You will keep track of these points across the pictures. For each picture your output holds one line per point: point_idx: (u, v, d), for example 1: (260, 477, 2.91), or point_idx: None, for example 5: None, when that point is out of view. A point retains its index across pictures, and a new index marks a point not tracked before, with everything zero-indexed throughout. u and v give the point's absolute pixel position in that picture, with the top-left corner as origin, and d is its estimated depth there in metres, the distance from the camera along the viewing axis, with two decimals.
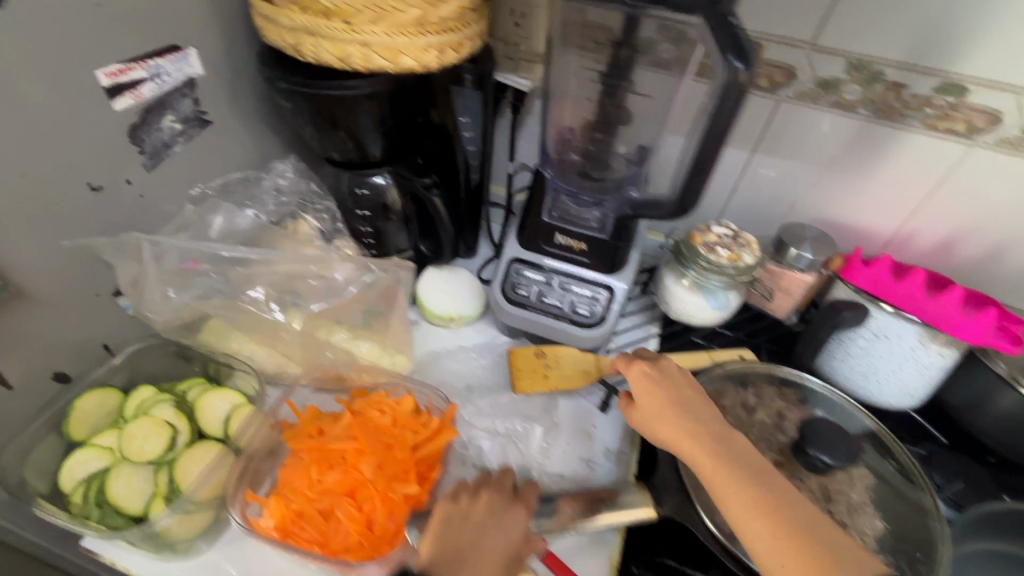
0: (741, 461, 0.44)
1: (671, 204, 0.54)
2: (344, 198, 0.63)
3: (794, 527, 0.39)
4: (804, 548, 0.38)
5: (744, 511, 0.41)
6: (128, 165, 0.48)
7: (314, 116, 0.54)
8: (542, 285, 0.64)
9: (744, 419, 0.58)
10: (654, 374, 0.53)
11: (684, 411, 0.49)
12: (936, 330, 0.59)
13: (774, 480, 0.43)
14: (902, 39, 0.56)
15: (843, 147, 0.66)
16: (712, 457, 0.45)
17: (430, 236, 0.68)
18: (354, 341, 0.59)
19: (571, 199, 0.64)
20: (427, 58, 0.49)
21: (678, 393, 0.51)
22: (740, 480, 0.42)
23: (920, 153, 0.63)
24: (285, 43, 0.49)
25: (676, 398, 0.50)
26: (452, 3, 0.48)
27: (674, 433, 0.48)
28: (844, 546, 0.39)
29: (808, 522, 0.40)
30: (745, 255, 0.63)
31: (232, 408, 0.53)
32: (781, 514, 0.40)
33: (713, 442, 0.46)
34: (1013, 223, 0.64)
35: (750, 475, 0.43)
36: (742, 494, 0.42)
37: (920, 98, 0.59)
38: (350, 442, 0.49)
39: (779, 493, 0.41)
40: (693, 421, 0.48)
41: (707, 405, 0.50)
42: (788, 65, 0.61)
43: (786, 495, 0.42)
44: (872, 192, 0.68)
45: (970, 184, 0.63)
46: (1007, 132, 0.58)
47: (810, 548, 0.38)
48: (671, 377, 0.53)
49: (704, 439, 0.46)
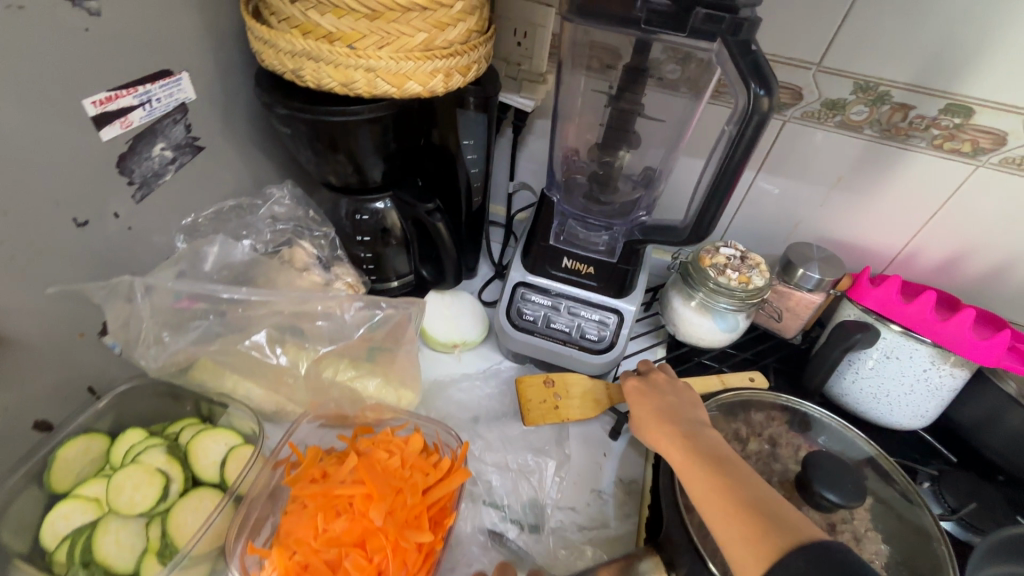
0: (707, 453, 0.46)
1: (685, 231, 0.53)
2: (343, 223, 0.62)
3: (741, 502, 0.40)
4: (750, 522, 0.39)
5: (704, 495, 0.43)
6: (116, 197, 0.45)
7: (313, 141, 0.51)
8: (549, 310, 0.62)
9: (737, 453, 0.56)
10: (643, 385, 0.56)
11: (667, 416, 0.51)
12: (948, 351, 0.59)
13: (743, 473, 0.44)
14: (910, 60, 0.56)
15: (848, 167, 0.65)
16: (684, 453, 0.47)
17: (432, 260, 0.65)
18: (358, 379, 0.54)
19: (579, 223, 0.62)
20: (433, 82, 0.47)
21: (663, 400, 0.53)
22: (702, 469, 0.44)
23: (925, 173, 0.63)
24: (284, 68, 0.46)
25: (660, 405, 0.53)
26: (458, 26, 0.46)
27: (657, 437, 0.50)
28: (798, 524, 0.38)
29: (759, 501, 0.40)
30: (756, 277, 0.62)
31: (229, 450, 0.50)
32: (736, 495, 0.41)
33: (687, 440, 0.48)
34: (1017, 243, 0.64)
35: (712, 463, 0.44)
36: (702, 479, 0.44)
37: (926, 119, 0.59)
38: (359, 487, 0.46)
39: (737, 477, 0.43)
40: (671, 422, 0.51)
41: (692, 409, 0.52)
42: (795, 86, 0.61)
43: (743, 478, 0.43)
44: (876, 211, 0.67)
45: (974, 204, 0.63)
46: (1013, 153, 0.58)
47: (756, 521, 0.39)
48: (659, 388, 0.55)
49: (677, 437, 0.49)
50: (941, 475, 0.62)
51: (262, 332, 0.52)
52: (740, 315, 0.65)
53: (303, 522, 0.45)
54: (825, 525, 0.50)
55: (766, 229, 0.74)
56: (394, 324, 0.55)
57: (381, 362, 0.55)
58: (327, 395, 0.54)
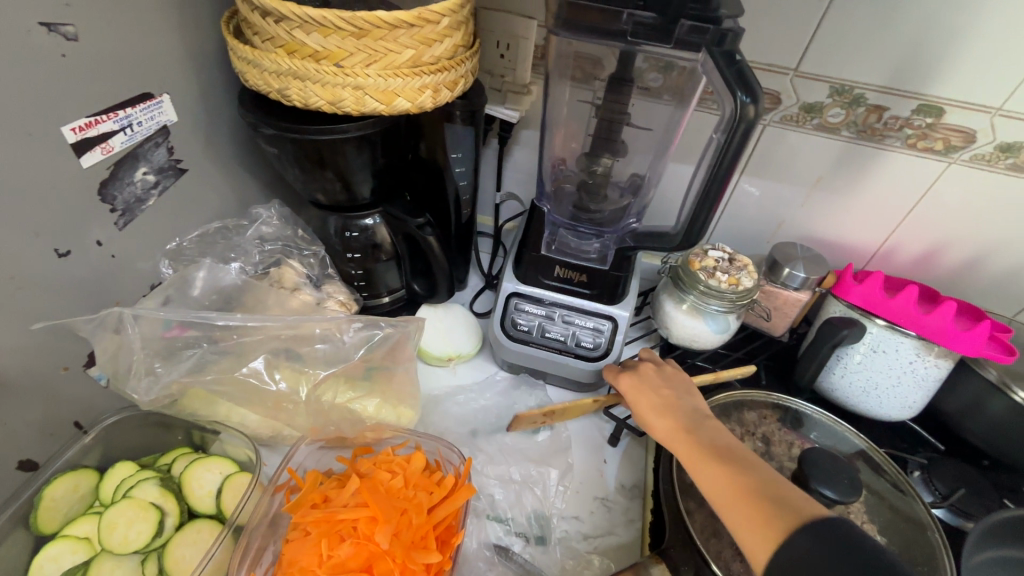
0: (709, 444, 0.46)
1: (676, 237, 0.53)
2: (332, 241, 0.61)
3: (747, 491, 0.41)
4: (758, 505, 0.39)
5: (711, 487, 0.43)
6: (97, 225, 0.44)
7: (299, 159, 0.51)
8: (543, 319, 0.62)
9: None
10: (637, 379, 0.56)
11: (664, 410, 0.52)
12: (932, 343, 0.60)
13: (743, 459, 0.44)
14: (882, 64, 0.58)
15: (827, 168, 0.67)
16: (686, 447, 0.47)
17: (424, 275, 0.65)
18: (356, 400, 0.54)
19: (571, 233, 0.63)
20: (422, 98, 0.47)
21: (659, 393, 0.54)
22: (707, 461, 0.45)
23: (900, 171, 0.65)
24: (270, 87, 0.46)
25: (655, 399, 0.53)
26: (445, 41, 0.46)
27: (658, 433, 0.51)
28: (804, 504, 0.39)
29: (763, 483, 0.41)
30: (744, 279, 0.63)
31: (224, 479, 0.48)
32: (741, 480, 0.42)
33: (687, 433, 0.48)
34: (989, 235, 0.66)
35: (714, 454, 0.45)
36: (707, 471, 0.44)
37: (900, 120, 0.61)
38: (363, 511, 0.45)
39: (741, 466, 0.43)
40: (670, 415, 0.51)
41: (688, 400, 0.53)
42: (774, 91, 0.62)
43: (747, 465, 0.43)
44: (855, 210, 0.69)
45: (947, 200, 0.65)
46: (982, 150, 0.60)
47: (766, 506, 0.39)
48: (651, 380, 0.56)
49: (678, 431, 0.49)
50: (930, 464, 0.64)
51: (260, 358, 0.51)
52: (730, 317, 0.65)
53: (306, 551, 0.44)
54: None
55: (751, 230, 0.76)
56: (392, 344, 0.54)
57: (379, 381, 0.55)
58: (326, 416, 0.53)
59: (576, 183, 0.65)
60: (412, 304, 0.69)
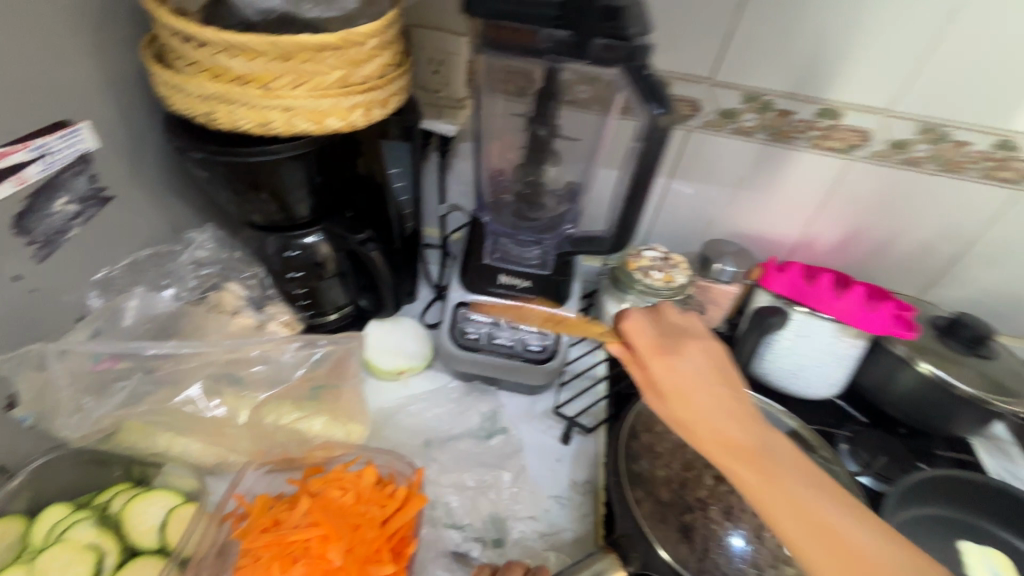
0: (794, 473, 0.38)
1: (610, 240, 0.56)
2: (271, 261, 0.60)
3: (858, 556, 0.35)
4: None
5: (808, 541, 0.36)
6: (13, 259, 0.42)
7: (232, 181, 0.50)
8: (491, 326, 0.63)
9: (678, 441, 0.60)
10: (675, 369, 0.42)
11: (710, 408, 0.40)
12: (846, 325, 0.66)
13: (807, 476, 0.38)
14: (787, 72, 0.63)
15: (747, 169, 0.72)
16: (754, 471, 0.38)
17: (370, 290, 0.65)
18: (305, 419, 0.53)
19: (511, 241, 0.65)
20: (353, 118, 0.48)
21: (713, 392, 0.40)
22: (800, 501, 0.36)
23: (811, 169, 0.70)
24: (195, 111, 0.46)
25: (706, 399, 0.40)
26: (374, 61, 0.47)
27: (712, 448, 0.39)
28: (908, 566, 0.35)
29: (875, 548, 0.35)
30: (678, 275, 0.67)
31: (168, 512, 0.47)
32: (844, 539, 0.35)
33: (750, 449, 0.38)
34: (892, 224, 0.73)
35: (811, 496, 0.37)
36: (803, 519, 0.36)
37: (805, 122, 0.66)
38: (317, 531, 0.45)
39: (840, 514, 0.36)
40: (730, 421, 0.39)
41: (737, 393, 0.41)
42: (693, 99, 0.67)
43: (847, 513, 0.36)
44: (775, 205, 0.75)
45: (853, 193, 0.71)
46: (877, 147, 0.67)
47: None
48: (704, 372, 0.42)
49: (748, 446, 0.38)
50: (854, 436, 0.69)
51: (196, 385, 0.50)
52: None
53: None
54: None
55: (685, 229, 0.80)
56: (336, 359, 0.54)
57: (327, 400, 0.55)
58: (272, 438, 0.53)
59: (515, 194, 0.66)
60: (361, 320, 0.69)
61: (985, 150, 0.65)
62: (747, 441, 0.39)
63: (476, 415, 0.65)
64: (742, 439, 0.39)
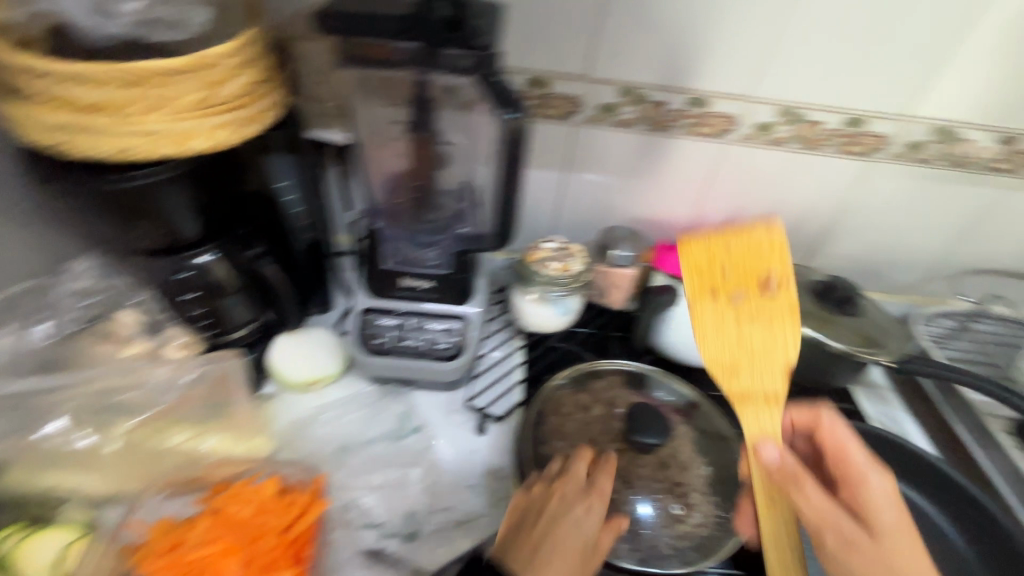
0: (902, 559, 0.48)
1: (495, 236, 0.59)
2: (166, 285, 0.58)
3: None
4: None
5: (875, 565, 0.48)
6: None
7: (110, 211, 0.49)
8: (398, 329, 0.66)
9: (582, 421, 0.64)
10: (877, 500, 0.51)
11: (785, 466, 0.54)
12: None
13: (920, 548, 0.49)
14: (655, 66, 0.67)
15: (635, 158, 0.77)
16: (877, 544, 0.49)
17: (273, 304, 0.64)
18: (196, 440, 0.59)
19: (411, 244, 0.68)
20: (219, 137, 0.48)
21: (828, 500, 0.52)
22: (903, 554, 0.48)
23: (693, 154, 0.76)
24: (47, 141, 0.45)
25: (879, 496, 0.52)
26: (234, 81, 0.48)
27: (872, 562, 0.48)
28: None
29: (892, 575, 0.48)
30: (575, 263, 0.71)
31: (63, 546, 0.51)
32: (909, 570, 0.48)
33: (883, 518, 0.50)
34: (772, 199, 0.80)
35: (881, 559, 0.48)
36: (903, 553, 0.48)
37: (678, 111, 0.71)
38: (214, 541, 0.52)
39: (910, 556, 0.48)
40: (860, 533, 0.50)
41: (879, 481, 0.52)
42: (572, 96, 0.70)
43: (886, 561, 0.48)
44: (666, 190, 0.80)
45: (733, 174, 0.77)
46: (745, 131, 0.72)
47: None
48: (820, 499, 0.52)
49: (888, 550, 0.49)
50: None
51: (61, 418, 0.55)
52: (567, 297, 0.73)
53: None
54: (656, 464, 0.59)
55: (588, 218, 0.84)
56: (215, 379, 0.59)
57: (220, 419, 0.60)
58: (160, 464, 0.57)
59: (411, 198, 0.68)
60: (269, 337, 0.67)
61: (836, 127, 0.71)
62: (840, 471, 0.55)
63: (388, 416, 0.66)
64: (852, 453, 0.55)
